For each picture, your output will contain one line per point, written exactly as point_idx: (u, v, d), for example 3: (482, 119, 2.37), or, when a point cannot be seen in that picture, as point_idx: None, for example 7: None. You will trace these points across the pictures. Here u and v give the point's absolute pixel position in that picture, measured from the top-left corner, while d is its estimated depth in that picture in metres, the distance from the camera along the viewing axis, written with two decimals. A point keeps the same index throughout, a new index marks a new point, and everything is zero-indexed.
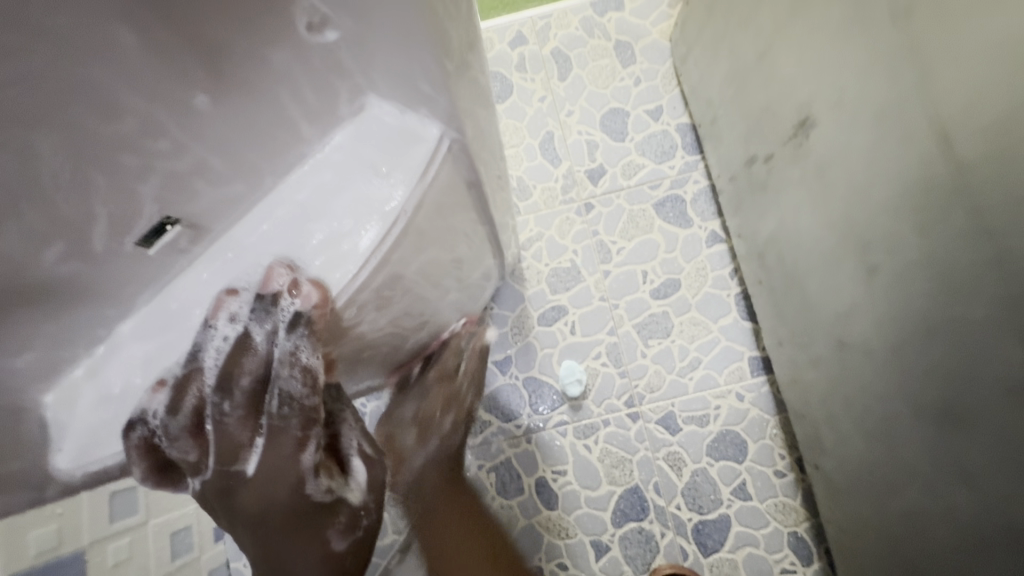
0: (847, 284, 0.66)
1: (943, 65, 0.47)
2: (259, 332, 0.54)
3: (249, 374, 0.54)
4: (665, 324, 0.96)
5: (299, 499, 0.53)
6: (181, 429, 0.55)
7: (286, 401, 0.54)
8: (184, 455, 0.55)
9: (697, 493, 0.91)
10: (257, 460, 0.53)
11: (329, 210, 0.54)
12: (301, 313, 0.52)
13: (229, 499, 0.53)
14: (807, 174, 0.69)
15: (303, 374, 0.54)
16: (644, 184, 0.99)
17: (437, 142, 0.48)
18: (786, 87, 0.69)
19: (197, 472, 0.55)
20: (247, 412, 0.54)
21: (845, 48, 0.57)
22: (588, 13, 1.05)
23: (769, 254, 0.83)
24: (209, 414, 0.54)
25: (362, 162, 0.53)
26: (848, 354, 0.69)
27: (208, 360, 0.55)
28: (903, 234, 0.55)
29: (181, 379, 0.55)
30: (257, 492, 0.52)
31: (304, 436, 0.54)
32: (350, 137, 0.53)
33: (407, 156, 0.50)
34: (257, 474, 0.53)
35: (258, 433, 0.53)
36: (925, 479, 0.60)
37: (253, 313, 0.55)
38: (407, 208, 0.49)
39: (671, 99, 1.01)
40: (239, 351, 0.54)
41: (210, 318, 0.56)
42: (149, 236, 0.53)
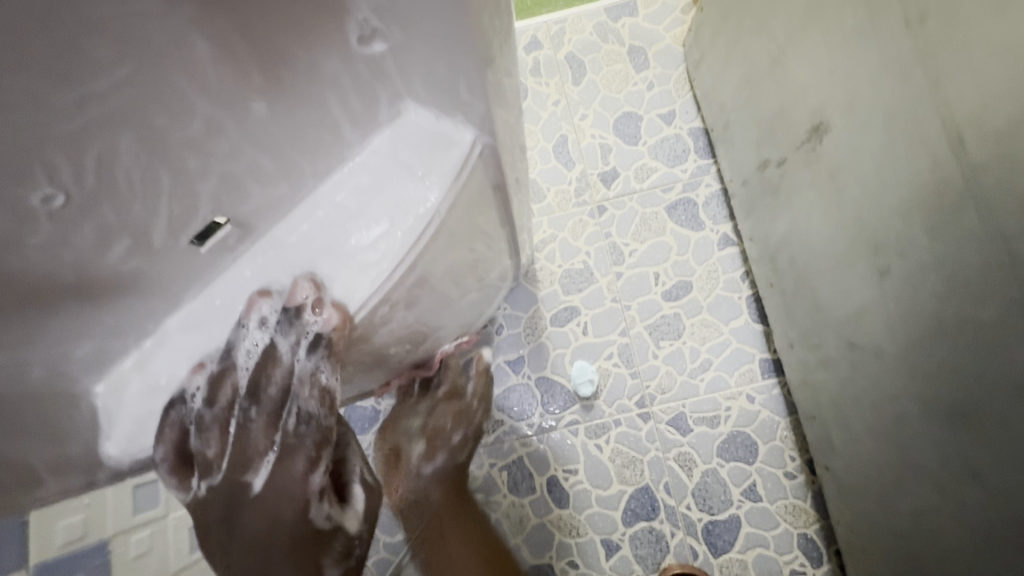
0: (859, 287, 0.66)
1: (953, 72, 0.48)
2: (284, 344, 0.58)
3: (276, 384, 0.58)
4: (676, 326, 0.97)
5: (300, 521, 0.55)
6: (214, 421, 0.58)
7: (305, 419, 0.58)
8: (205, 449, 0.58)
9: (707, 494, 0.92)
10: (267, 476, 0.56)
11: (367, 211, 0.56)
12: (323, 334, 0.56)
13: (234, 510, 0.56)
14: (819, 178, 0.70)
15: (323, 395, 0.58)
16: (657, 188, 1.00)
17: (470, 147, 0.50)
18: (800, 93, 0.70)
19: (208, 472, 0.58)
20: (270, 420, 0.58)
21: (858, 55, 0.58)
22: (602, 19, 1.07)
23: (781, 257, 0.84)
24: (236, 416, 0.58)
25: (399, 165, 0.54)
26: (859, 357, 0.69)
27: (241, 360, 0.59)
28: (915, 238, 0.56)
29: (216, 373, 0.59)
30: (263, 509, 0.55)
31: (316, 456, 0.57)
32: (388, 139, 0.54)
33: (442, 158, 0.51)
34: (265, 490, 0.56)
35: (272, 447, 0.57)
36: (935, 480, 0.61)
37: (279, 324, 0.58)
38: (441, 209, 0.51)
39: (684, 103, 1.02)
40: (267, 361, 0.58)
41: (243, 318, 0.59)
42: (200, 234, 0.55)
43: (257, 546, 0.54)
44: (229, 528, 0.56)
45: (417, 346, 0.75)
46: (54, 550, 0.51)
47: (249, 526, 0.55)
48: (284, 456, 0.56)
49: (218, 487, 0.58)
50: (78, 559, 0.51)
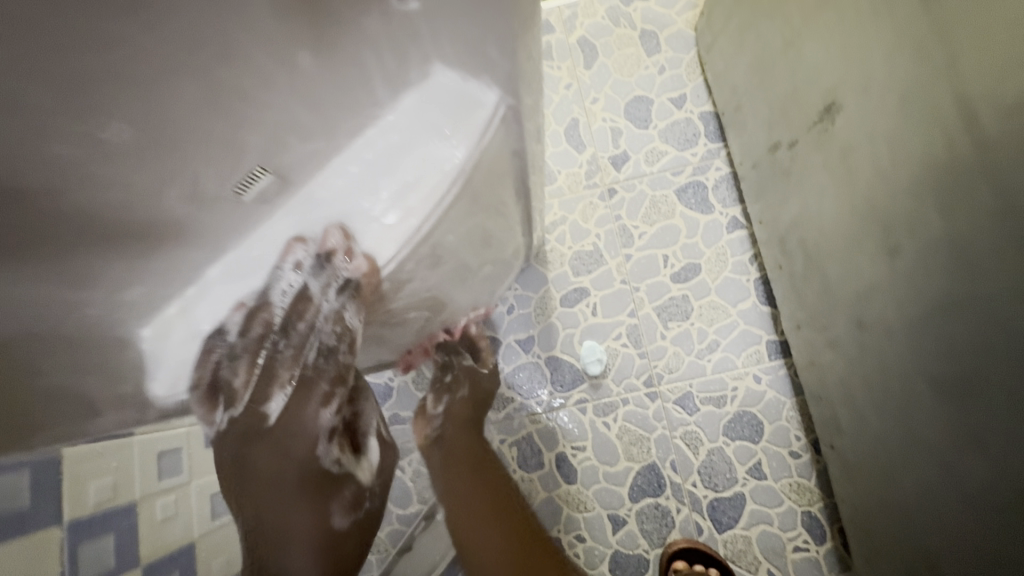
0: (867, 264, 0.67)
1: (967, 50, 0.50)
2: (316, 284, 0.58)
3: (307, 321, 0.57)
4: (684, 307, 0.98)
5: (313, 459, 0.53)
6: (244, 351, 0.54)
7: (326, 354, 0.60)
8: (229, 380, 0.52)
9: (713, 472, 0.94)
10: (281, 404, 0.54)
11: (400, 165, 0.53)
12: (351, 280, 0.60)
13: (246, 442, 0.51)
14: (830, 158, 0.71)
15: (344, 332, 0.61)
16: (667, 171, 1.01)
17: (494, 106, 0.52)
18: (813, 72, 0.70)
19: (229, 403, 0.51)
20: (297, 352, 0.57)
21: (873, 34, 0.59)
22: (614, 3, 1.07)
23: (790, 238, 0.85)
24: (265, 348, 0.55)
25: (427, 126, 0.51)
26: (867, 334, 0.71)
27: (276, 298, 0.56)
28: (926, 213, 0.57)
29: (250, 308, 0.54)
30: (273, 444, 0.52)
31: (328, 394, 0.58)
32: (416, 103, 0.49)
33: (468, 116, 0.52)
34: (281, 421, 0.53)
35: (292, 380, 0.55)
36: (941, 452, 0.62)
37: (314, 266, 0.58)
38: (466, 166, 0.55)
39: (695, 87, 1.03)
40: (299, 299, 0.57)
41: (279, 260, 0.54)
42: None
43: (266, 485, 0.50)
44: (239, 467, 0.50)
45: (431, 321, 0.77)
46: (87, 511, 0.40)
47: (262, 462, 0.51)
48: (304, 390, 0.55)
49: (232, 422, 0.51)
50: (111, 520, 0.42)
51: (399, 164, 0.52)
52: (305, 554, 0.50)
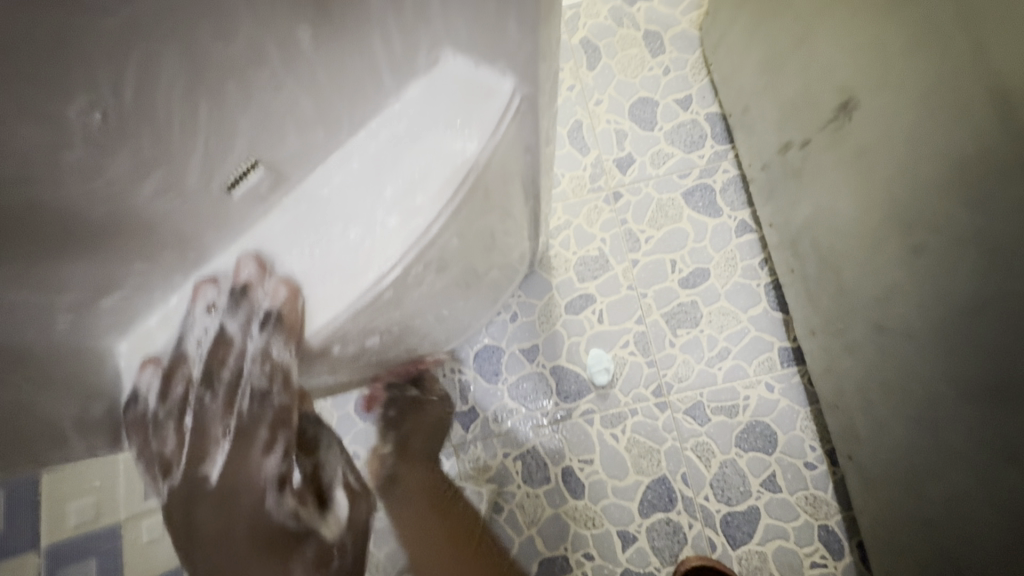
0: (889, 267, 0.64)
1: (994, 36, 0.47)
2: (233, 325, 0.64)
3: (229, 367, 0.63)
4: (693, 314, 0.95)
5: (259, 512, 0.59)
6: (171, 413, 0.64)
7: (259, 399, 0.62)
8: (163, 446, 0.63)
9: (725, 485, 0.91)
10: (223, 461, 0.61)
11: (399, 163, 0.57)
12: (271, 310, 0.61)
13: (191, 504, 0.59)
14: (845, 157, 0.68)
15: (274, 371, 0.61)
16: (673, 174, 0.99)
17: (510, 98, 0.49)
18: (827, 68, 0.68)
19: (168, 471, 0.62)
20: (226, 403, 0.63)
21: (891, 26, 0.57)
22: (617, 3, 1.05)
23: (803, 240, 0.82)
24: (191, 405, 0.64)
25: (433, 117, 0.56)
26: (889, 339, 0.67)
27: (192, 349, 0.65)
28: (950, 211, 0.54)
29: (171, 366, 0.65)
30: (220, 500, 0.59)
31: (271, 441, 0.61)
32: (423, 90, 0.57)
33: (481, 112, 0.50)
34: (222, 481, 0.60)
35: (227, 435, 0.62)
36: (969, 460, 0.59)
37: (228, 305, 0.64)
38: (478, 165, 0.50)
39: (701, 88, 1.01)
40: (220, 344, 0.64)
41: (191, 307, 0.66)
42: (233, 181, 0.59)
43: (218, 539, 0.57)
44: (189, 529, 0.59)
45: (434, 330, 0.74)
46: (67, 532, 0.52)
47: (207, 519, 0.58)
48: (249, 446, 0.61)
49: (175, 485, 0.61)
50: (88, 543, 0.53)
51: (400, 161, 0.58)
52: None
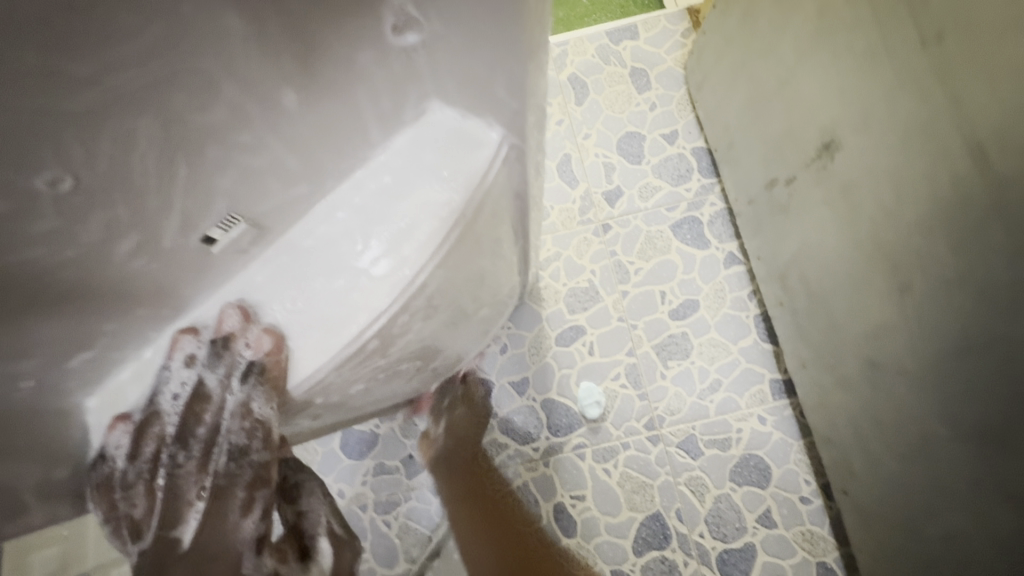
0: (877, 303, 0.65)
1: (974, 83, 0.48)
2: (212, 378, 0.58)
3: (206, 423, 0.57)
4: (684, 345, 0.95)
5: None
6: (138, 475, 0.57)
7: (236, 457, 0.54)
8: (131, 510, 0.56)
9: (720, 521, 0.89)
10: (195, 527, 0.52)
11: (387, 213, 0.55)
12: (254, 361, 0.56)
13: (159, 575, 0.50)
14: (830, 193, 0.69)
15: (255, 427, 0.55)
16: (661, 206, 1.00)
17: (496, 147, 0.49)
18: (809, 108, 0.70)
19: (138, 536, 0.54)
20: (201, 462, 0.55)
21: (871, 72, 0.58)
22: (603, 42, 1.08)
23: (791, 274, 0.82)
24: (163, 466, 0.56)
25: (421, 166, 0.53)
26: (880, 373, 0.67)
27: (167, 405, 0.58)
28: (937, 250, 0.55)
29: (141, 423, 0.58)
30: (189, 573, 0.49)
31: (250, 499, 0.53)
32: (408, 140, 0.54)
33: (467, 160, 0.50)
34: (194, 547, 0.50)
35: (202, 494, 0.53)
36: (966, 499, 0.58)
37: (207, 358, 0.59)
38: (466, 212, 0.50)
39: (687, 123, 1.03)
40: (196, 399, 0.58)
41: (167, 358, 0.60)
42: (212, 236, 0.54)
43: None
44: None
45: (424, 367, 0.72)
46: None
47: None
48: (225, 504, 0.52)
49: (145, 552, 0.53)
50: None
51: (388, 212, 0.55)
52: None
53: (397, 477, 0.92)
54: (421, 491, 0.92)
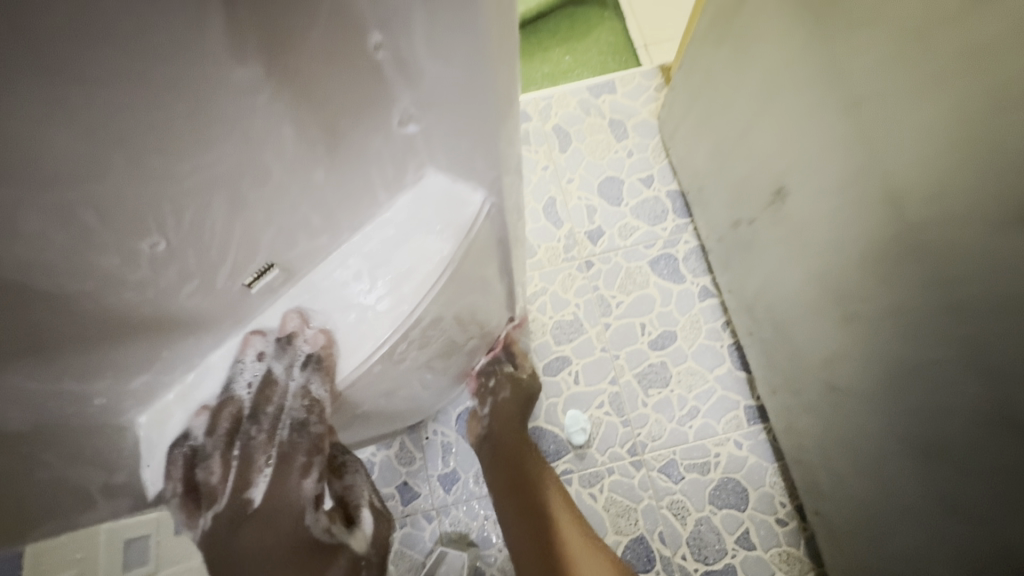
0: (829, 332, 0.72)
1: (884, 143, 0.54)
2: (278, 366, 0.64)
3: (274, 403, 0.65)
4: (663, 374, 1.01)
5: (302, 524, 0.63)
6: (216, 447, 0.63)
7: (298, 429, 0.64)
8: (209, 476, 0.63)
9: (702, 543, 0.93)
10: (264, 486, 0.63)
11: (391, 258, 0.61)
12: (311, 354, 0.62)
13: (238, 523, 0.62)
14: (784, 234, 0.77)
15: (314, 404, 0.63)
16: (640, 244, 1.08)
17: (481, 205, 0.57)
18: (761, 159, 0.78)
19: (213, 498, 0.63)
20: (269, 436, 0.65)
21: (805, 128, 0.65)
22: (584, 96, 1.19)
23: (757, 306, 0.89)
24: (241, 438, 0.64)
25: (420, 221, 0.60)
26: (837, 397, 0.73)
27: (240, 390, 0.65)
28: (867, 287, 0.61)
29: (216, 405, 0.64)
30: (260, 523, 0.62)
31: (308, 464, 0.65)
32: (410, 199, 0.61)
33: (458, 215, 0.57)
34: (264, 504, 0.63)
35: (271, 460, 0.64)
36: (918, 513, 0.63)
37: (274, 351, 0.64)
38: (457, 257, 0.57)
39: (661, 168, 1.12)
40: (268, 384, 0.65)
41: (238, 354, 0.65)
42: (253, 279, 0.60)
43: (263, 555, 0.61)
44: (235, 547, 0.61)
45: (419, 394, 0.78)
46: None
47: (247, 542, 0.61)
48: (289, 470, 0.64)
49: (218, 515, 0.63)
50: None
51: (392, 257, 0.61)
52: None
53: (392, 504, 0.96)
54: (416, 516, 0.96)
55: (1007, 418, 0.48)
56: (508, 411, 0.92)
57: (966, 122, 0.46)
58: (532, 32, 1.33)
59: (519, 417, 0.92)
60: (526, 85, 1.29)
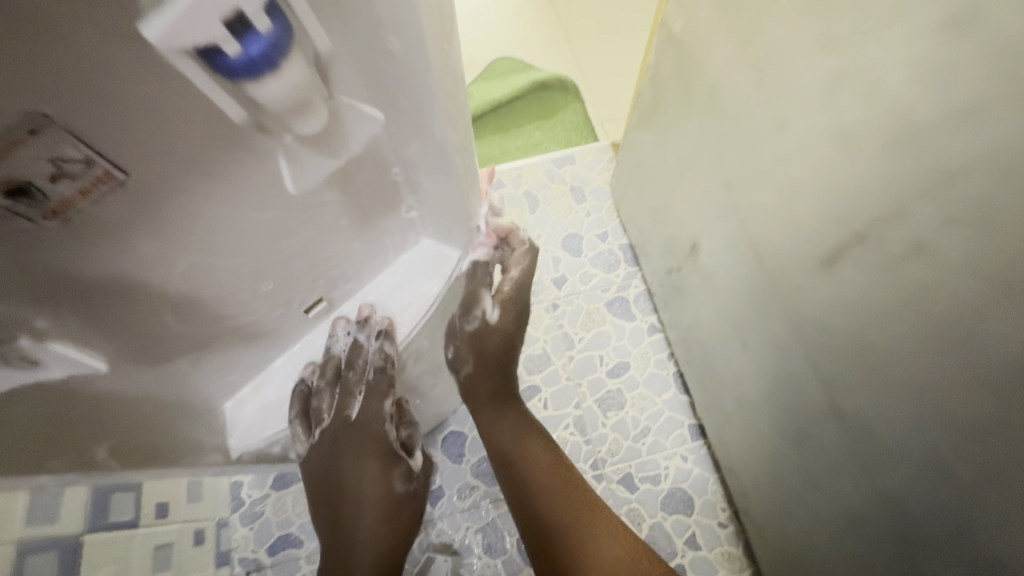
0: (734, 354, 0.91)
1: (748, 217, 0.74)
2: (362, 338, 0.78)
3: (362, 358, 0.77)
4: (619, 398, 1.19)
5: (382, 437, 0.79)
6: (325, 385, 0.80)
7: (378, 369, 0.76)
8: (320, 403, 0.79)
9: (655, 546, 1.07)
10: (358, 407, 0.78)
11: (393, 297, 0.80)
12: (382, 330, 0.77)
13: (338, 434, 0.78)
14: (700, 278, 0.97)
15: (386, 357, 0.75)
16: (597, 289, 1.28)
17: (459, 258, 0.78)
18: (680, 221, 1.00)
19: (319, 420, 0.79)
20: (359, 376, 0.78)
21: (704, 200, 0.87)
22: (550, 166, 1.43)
23: (690, 337, 1.09)
24: (342, 378, 0.79)
25: (416, 272, 0.80)
26: (745, 407, 0.92)
27: (339, 349, 0.81)
28: (751, 316, 0.81)
29: (325, 356, 0.81)
30: (354, 432, 0.78)
31: (387, 394, 0.78)
32: (409, 256, 0.81)
33: (441, 266, 0.79)
34: (359, 418, 0.78)
35: (361, 390, 0.78)
36: (806, 493, 0.80)
37: (358, 328, 0.79)
38: (439, 293, 0.77)
39: (614, 226, 1.35)
40: (356, 345, 0.78)
41: (332, 330, 0.81)
42: (310, 306, 0.80)
43: (355, 452, 0.78)
44: (334, 447, 0.78)
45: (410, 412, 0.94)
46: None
47: (350, 444, 0.78)
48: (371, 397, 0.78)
49: (322, 430, 0.79)
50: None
51: (392, 298, 0.80)
52: (375, 498, 0.77)
53: None
54: None
55: (835, 409, 0.67)
56: (521, 423, 0.91)
57: (781, 205, 0.67)
58: (507, 113, 1.59)
59: (536, 431, 0.91)
60: (502, 156, 1.53)
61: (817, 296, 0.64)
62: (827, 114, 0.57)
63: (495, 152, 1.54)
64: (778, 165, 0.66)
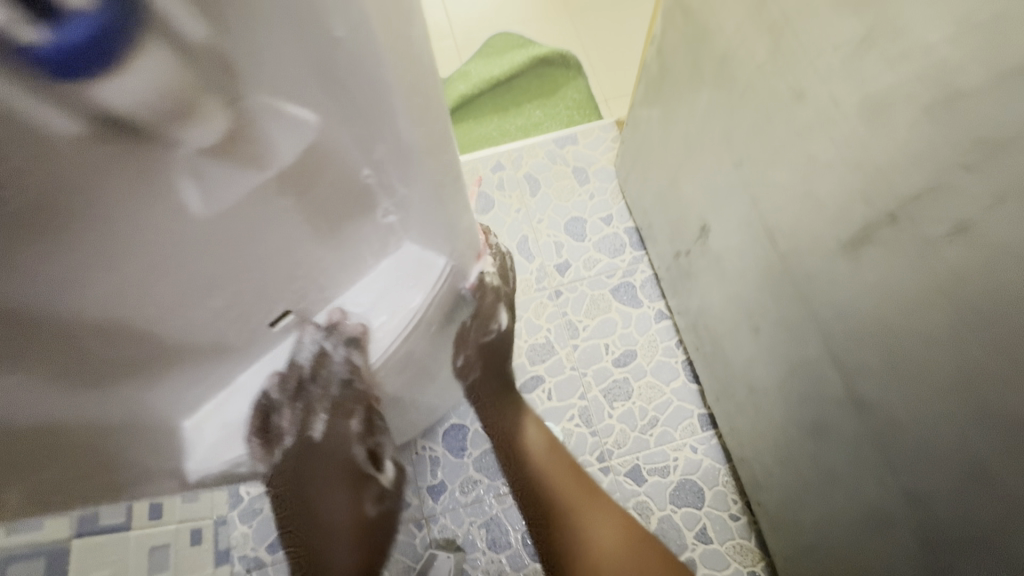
0: (746, 342, 0.86)
1: (763, 196, 0.69)
2: (331, 351, 0.79)
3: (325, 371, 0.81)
4: (625, 388, 1.14)
5: (348, 458, 0.92)
6: (285, 400, 0.82)
7: (346, 386, 0.84)
8: (283, 420, 0.83)
9: (664, 540, 1.04)
10: (321, 425, 0.87)
11: (376, 303, 0.77)
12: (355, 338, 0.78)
13: (303, 453, 0.89)
14: (710, 262, 0.92)
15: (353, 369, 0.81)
16: (602, 274, 1.23)
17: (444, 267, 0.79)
18: (689, 201, 0.94)
19: (279, 438, 0.85)
20: (324, 392, 0.84)
21: (715, 179, 0.81)
22: (551, 147, 1.36)
23: (699, 324, 1.04)
24: (307, 394, 0.83)
25: (393, 277, 0.77)
26: (758, 397, 0.87)
27: (302, 364, 0.80)
28: (765, 302, 0.75)
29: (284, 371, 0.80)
30: (321, 449, 0.89)
31: (353, 411, 0.88)
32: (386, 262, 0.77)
33: (426, 276, 0.78)
34: (325, 436, 0.88)
35: (325, 408, 0.86)
36: (818, 489, 0.75)
37: (324, 337, 0.78)
38: (420, 308, 0.78)
39: (619, 208, 1.29)
40: (318, 360, 0.80)
41: (300, 335, 0.78)
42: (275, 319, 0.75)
43: (322, 480, 0.92)
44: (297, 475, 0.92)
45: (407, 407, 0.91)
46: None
47: (323, 455, 0.90)
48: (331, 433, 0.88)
49: (285, 450, 0.87)
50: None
51: (376, 303, 0.77)
52: (342, 522, 0.94)
53: None
54: (407, 525, 1.06)
55: (855, 398, 0.61)
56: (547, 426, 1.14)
57: (796, 183, 0.61)
58: (505, 92, 1.52)
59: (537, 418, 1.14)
60: (501, 138, 1.47)
61: (836, 280, 0.59)
62: (852, 81, 0.51)
63: (493, 134, 1.48)
64: (796, 140, 0.60)
